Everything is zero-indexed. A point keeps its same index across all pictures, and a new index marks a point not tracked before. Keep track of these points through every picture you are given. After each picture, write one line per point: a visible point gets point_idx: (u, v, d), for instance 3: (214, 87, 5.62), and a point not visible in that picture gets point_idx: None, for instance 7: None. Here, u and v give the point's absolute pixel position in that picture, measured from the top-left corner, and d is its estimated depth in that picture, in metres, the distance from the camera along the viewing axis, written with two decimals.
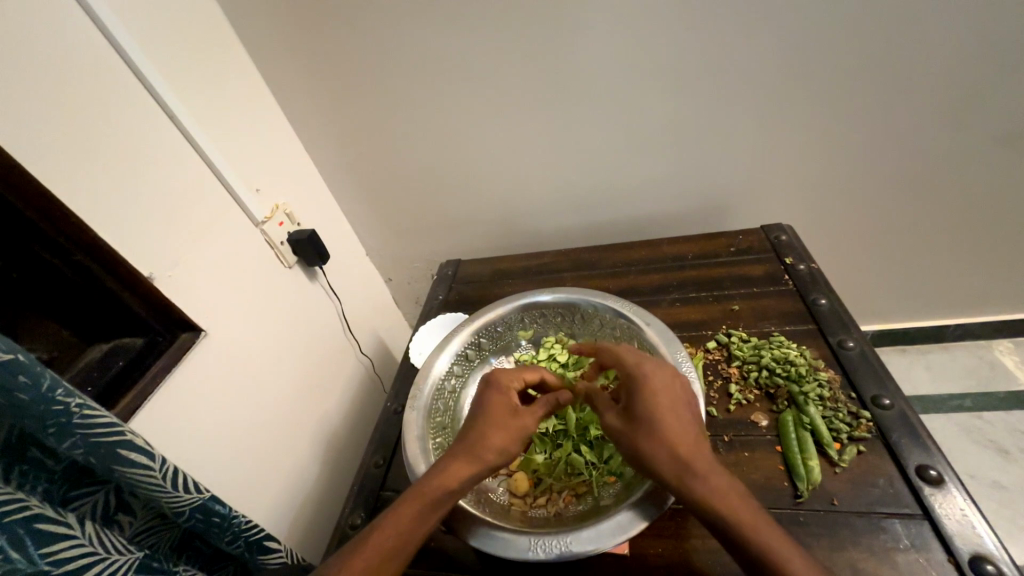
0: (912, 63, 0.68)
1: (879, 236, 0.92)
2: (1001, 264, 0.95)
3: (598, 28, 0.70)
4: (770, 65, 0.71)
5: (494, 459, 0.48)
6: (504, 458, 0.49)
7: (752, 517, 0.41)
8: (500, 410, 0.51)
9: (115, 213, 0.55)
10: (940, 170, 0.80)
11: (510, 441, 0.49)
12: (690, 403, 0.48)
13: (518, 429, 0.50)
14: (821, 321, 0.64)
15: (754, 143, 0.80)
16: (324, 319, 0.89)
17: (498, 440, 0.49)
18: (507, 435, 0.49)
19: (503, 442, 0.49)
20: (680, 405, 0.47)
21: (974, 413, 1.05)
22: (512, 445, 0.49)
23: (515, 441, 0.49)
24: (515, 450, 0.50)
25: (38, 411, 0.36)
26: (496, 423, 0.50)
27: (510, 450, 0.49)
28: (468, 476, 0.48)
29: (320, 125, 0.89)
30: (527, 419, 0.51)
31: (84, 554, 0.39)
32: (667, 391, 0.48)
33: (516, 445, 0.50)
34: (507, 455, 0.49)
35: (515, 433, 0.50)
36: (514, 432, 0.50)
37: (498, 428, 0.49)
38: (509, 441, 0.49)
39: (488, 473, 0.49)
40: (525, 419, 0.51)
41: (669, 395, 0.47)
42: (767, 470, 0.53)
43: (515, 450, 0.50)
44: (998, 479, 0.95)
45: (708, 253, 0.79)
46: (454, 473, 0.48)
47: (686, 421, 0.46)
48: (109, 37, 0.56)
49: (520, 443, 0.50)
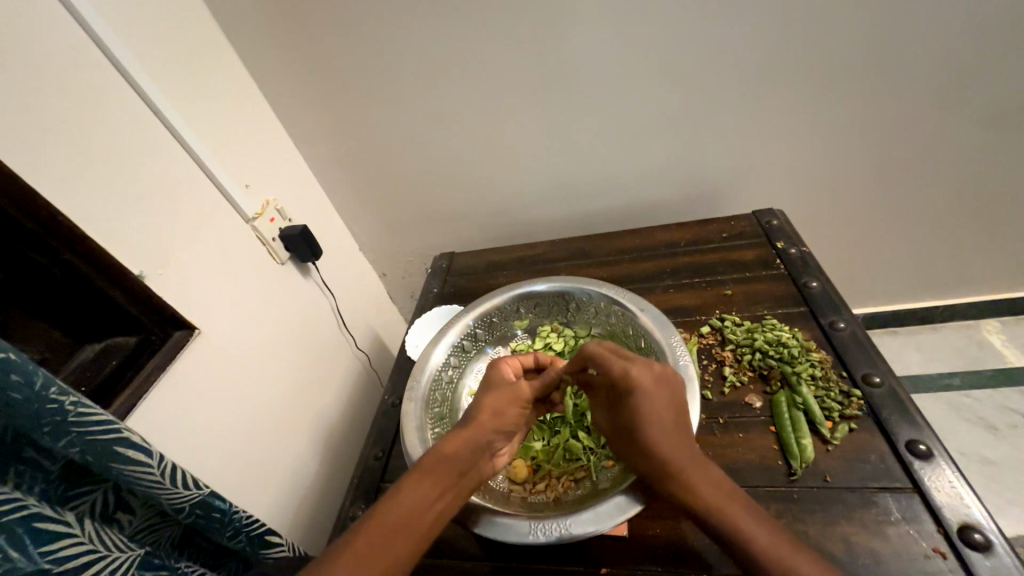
0: (899, 47, 0.69)
1: (870, 219, 0.93)
2: (990, 245, 0.96)
3: (588, 17, 0.69)
4: (762, 49, 0.70)
5: (491, 422, 0.51)
6: (502, 423, 0.52)
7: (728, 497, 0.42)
8: (495, 383, 0.54)
9: (104, 212, 0.54)
10: (929, 153, 0.81)
11: (505, 403, 0.52)
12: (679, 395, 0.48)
13: (511, 394, 0.53)
14: (813, 303, 0.65)
15: (745, 130, 0.80)
16: (318, 315, 0.89)
17: (494, 404, 0.52)
18: (503, 400, 0.52)
19: (498, 406, 0.52)
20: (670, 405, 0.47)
21: (963, 391, 1.07)
22: (507, 409, 0.52)
23: (509, 406, 0.52)
24: (513, 415, 0.53)
25: (32, 410, 0.35)
26: (488, 393, 0.53)
27: (508, 415, 0.52)
28: (472, 440, 0.49)
29: (308, 118, 0.87)
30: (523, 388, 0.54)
31: (84, 551, 0.39)
32: (654, 394, 0.47)
33: (513, 409, 0.53)
34: (505, 418, 0.52)
35: (509, 398, 0.53)
36: (508, 398, 0.53)
37: (492, 395, 0.53)
38: (504, 405, 0.52)
39: (491, 438, 0.50)
40: (518, 387, 0.54)
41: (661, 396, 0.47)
42: (761, 450, 0.54)
43: (512, 413, 0.53)
44: (987, 454, 0.97)
45: (700, 239, 0.79)
46: (458, 438, 0.49)
47: (672, 420, 0.46)
48: (93, 36, 0.55)
49: (516, 408, 0.53)
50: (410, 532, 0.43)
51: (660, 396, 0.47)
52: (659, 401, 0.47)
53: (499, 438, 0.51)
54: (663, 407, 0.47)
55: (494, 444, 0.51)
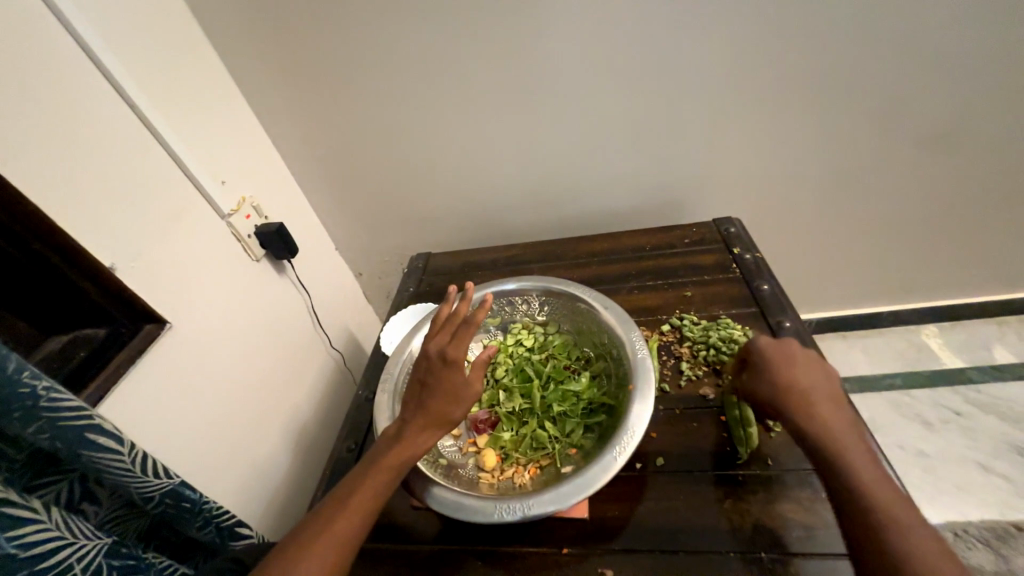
0: (839, 71, 0.76)
1: (819, 229, 1.00)
2: (926, 255, 1.05)
3: (561, 32, 0.74)
4: (720, 66, 0.76)
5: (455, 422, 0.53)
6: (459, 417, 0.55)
7: (878, 482, 0.43)
8: (442, 382, 0.53)
9: (78, 202, 0.54)
10: (870, 168, 0.89)
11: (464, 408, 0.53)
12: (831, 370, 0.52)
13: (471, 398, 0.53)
14: (763, 304, 0.70)
15: (706, 143, 0.85)
16: (293, 313, 0.89)
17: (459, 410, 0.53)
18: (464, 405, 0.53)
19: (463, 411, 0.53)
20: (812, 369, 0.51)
21: (903, 391, 1.15)
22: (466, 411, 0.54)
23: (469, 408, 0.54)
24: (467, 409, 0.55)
25: (3, 394, 0.36)
26: (440, 391, 0.53)
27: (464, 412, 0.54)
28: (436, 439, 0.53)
29: (285, 115, 0.88)
30: (475, 384, 0.53)
31: (51, 538, 0.39)
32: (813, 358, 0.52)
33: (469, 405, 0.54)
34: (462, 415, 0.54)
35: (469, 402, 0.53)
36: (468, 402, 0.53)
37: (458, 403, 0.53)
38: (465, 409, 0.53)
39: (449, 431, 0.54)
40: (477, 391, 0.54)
41: (802, 357, 0.52)
42: (711, 437, 0.58)
43: (464, 410, 0.53)
44: (923, 448, 1.05)
45: (664, 244, 0.84)
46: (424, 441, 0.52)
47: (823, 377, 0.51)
48: (70, 29, 0.55)
49: (467, 403, 0.53)
50: (372, 517, 0.49)
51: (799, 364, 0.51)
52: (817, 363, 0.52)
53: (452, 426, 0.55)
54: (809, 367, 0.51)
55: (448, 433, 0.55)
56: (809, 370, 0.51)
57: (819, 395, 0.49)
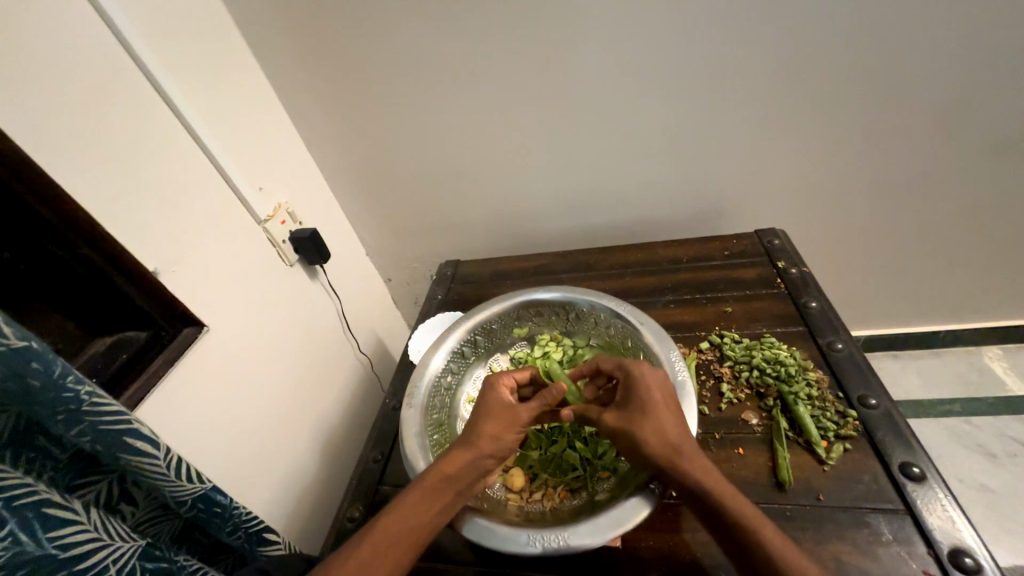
0: (898, 74, 0.71)
1: (872, 242, 0.94)
2: (993, 271, 0.96)
3: (596, 38, 0.72)
4: (766, 70, 0.72)
5: (489, 446, 0.50)
6: (498, 449, 0.51)
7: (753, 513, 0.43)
8: (493, 403, 0.53)
9: (126, 211, 0.57)
10: (930, 178, 0.83)
11: (503, 429, 0.51)
12: (669, 383, 0.52)
13: (510, 419, 0.52)
14: (812, 324, 0.66)
15: (747, 150, 0.82)
16: (324, 317, 0.91)
17: (491, 429, 0.51)
18: (498, 425, 0.51)
19: (496, 430, 0.51)
20: (668, 397, 0.50)
21: (963, 418, 1.06)
22: (506, 434, 0.51)
23: (508, 430, 0.51)
24: (510, 440, 0.52)
25: (49, 398, 0.37)
26: (490, 413, 0.52)
27: (504, 439, 0.51)
28: (469, 462, 0.49)
29: (320, 122, 0.89)
30: (522, 411, 0.53)
31: (89, 539, 0.40)
32: (650, 378, 0.51)
33: (511, 434, 0.52)
34: (502, 443, 0.51)
35: (506, 423, 0.52)
36: (507, 421, 0.52)
37: (491, 419, 0.51)
38: (502, 429, 0.51)
39: (486, 462, 0.50)
40: (518, 411, 0.52)
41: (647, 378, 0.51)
42: (756, 466, 0.55)
43: (511, 440, 0.52)
44: (986, 482, 0.96)
45: (702, 257, 0.80)
46: (456, 458, 0.50)
47: (668, 398, 0.50)
48: (123, 42, 0.58)
49: (514, 432, 0.52)
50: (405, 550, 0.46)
51: (657, 395, 0.50)
52: (655, 383, 0.51)
53: (494, 462, 0.51)
54: (654, 387, 0.50)
55: (487, 468, 0.51)
56: (651, 391, 0.50)
57: (669, 414, 0.49)
